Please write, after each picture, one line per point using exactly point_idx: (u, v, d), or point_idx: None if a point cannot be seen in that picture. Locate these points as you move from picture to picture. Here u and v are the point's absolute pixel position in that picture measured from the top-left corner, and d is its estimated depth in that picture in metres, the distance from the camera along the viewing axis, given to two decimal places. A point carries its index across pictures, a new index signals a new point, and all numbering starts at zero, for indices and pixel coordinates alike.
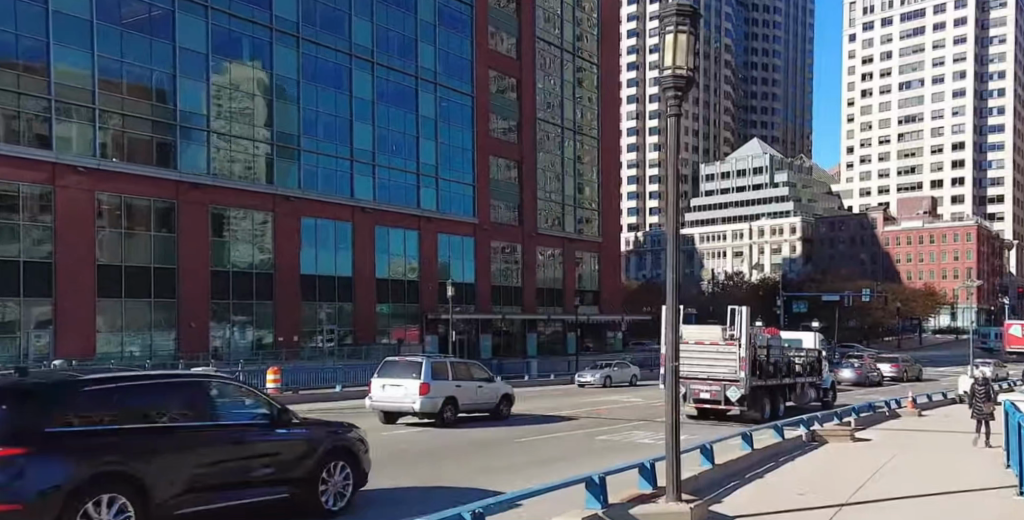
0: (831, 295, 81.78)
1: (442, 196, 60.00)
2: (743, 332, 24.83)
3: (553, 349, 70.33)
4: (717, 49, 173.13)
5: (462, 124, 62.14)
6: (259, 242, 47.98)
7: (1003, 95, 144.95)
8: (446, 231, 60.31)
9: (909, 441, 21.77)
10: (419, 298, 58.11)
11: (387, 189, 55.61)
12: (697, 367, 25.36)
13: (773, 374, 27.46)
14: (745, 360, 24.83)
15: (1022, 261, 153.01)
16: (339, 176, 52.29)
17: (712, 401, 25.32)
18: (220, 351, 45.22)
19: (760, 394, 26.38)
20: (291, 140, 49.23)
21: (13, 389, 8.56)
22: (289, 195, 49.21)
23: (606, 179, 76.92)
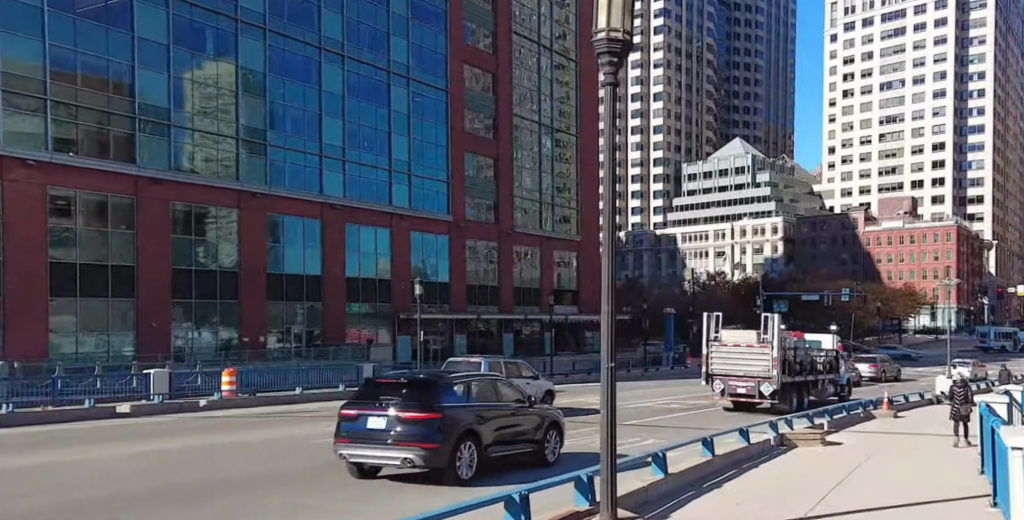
0: (813, 295, 81.43)
1: (438, 198, 56.90)
2: (774, 334, 27.09)
3: (531, 349, 64.73)
4: (699, 49, 173.56)
5: (446, 121, 57.81)
6: (272, 245, 46.06)
7: (984, 96, 146.69)
8: (451, 232, 58.00)
9: (887, 439, 20.68)
10: (451, 297, 57.97)
11: (381, 191, 52.38)
12: (734, 366, 27.56)
13: (804, 372, 29.30)
14: (778, 359, 26.97)
15: (1001, 261, 154.45)
16: (331, 176, 49.06)
17: (748, 396, 27.47)
18: (182, 352, 41.03)
19: (790, 391, 28.03)
20: (278, 138, 46.00)
21: (410, 383, 14.38)
22: (286, 196, 46.55)
23: (585, 176, 71.73)
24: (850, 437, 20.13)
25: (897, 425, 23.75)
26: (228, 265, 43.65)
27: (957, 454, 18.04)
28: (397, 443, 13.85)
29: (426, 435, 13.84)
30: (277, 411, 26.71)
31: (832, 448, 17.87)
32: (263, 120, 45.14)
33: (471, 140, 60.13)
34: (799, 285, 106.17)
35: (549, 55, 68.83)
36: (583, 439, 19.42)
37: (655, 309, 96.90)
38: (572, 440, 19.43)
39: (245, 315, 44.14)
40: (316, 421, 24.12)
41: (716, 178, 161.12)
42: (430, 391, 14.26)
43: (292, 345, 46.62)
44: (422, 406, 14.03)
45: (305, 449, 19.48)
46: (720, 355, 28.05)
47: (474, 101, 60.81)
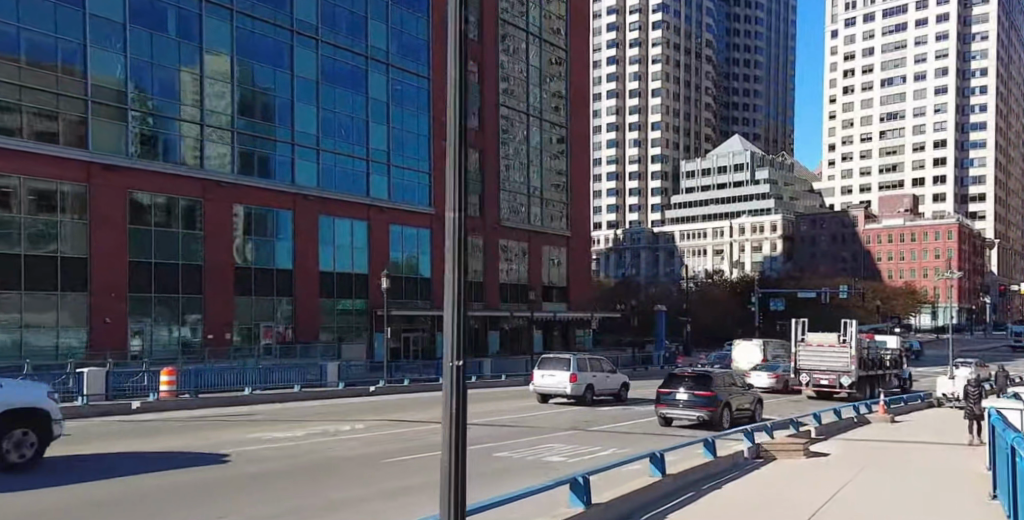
0: (809, 292, 79.05)
1: (419, 190, 54.71)
2: (852, 337, 33.23)
3: (517, 348, 62.64)
4: (698, 45, 170.80)
5: (429, 110, 55.62)
6: (242, 237, 43.90)
7: (986, 93, 144.56)
8: (433, 226, 55.77)
9: (887, 448, 18.38)
10: (433, 293, 55.65)
11: (359, 182, 50.28)
12: (819, 362, 33.74)
13: (874, 366, 35.35)
14: (856, 356, 33.10)
15: (1004, 261, 152.34)
16: (303, 164, 46.91)
17: (831, 386, 33.65)
18: (139, 351, 38.96)
19: (865, 383, 34.29)
20: (248, 124, 43.89)
21: (693, 374, 22.74)
22: (256, 187, 44.50)
23: (576, 174, 69.75)
24: (841, 449, 17.61)
25: (895, 432, 21.23)
26: (191, 257, 41.53)
27: (960, 470, 15.65)
28: (690, 407, 22.32)
29: (704, 402, 22.22)
30: (216, 414, 24.63)
31: (817, 466, 15.27)
32: (231, 104, 43.05)
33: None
34: (793, 283, 104.10)
35: (537, 43, 66.38)
36: (530, 449, 17.02)
37: (646, 308, 94.35)
38: (517, 450, 16.91)
39: (209, 310, 42.01)
40: (248, 425, 22.09)
41: (714, 175, 158.75)
42: (709, 378, 22.67)
43: (260, 342, 44.49)
44: (703, 387, 22.47)
45: (220, 457, 17.22)
46: (807, 352, 34.35)
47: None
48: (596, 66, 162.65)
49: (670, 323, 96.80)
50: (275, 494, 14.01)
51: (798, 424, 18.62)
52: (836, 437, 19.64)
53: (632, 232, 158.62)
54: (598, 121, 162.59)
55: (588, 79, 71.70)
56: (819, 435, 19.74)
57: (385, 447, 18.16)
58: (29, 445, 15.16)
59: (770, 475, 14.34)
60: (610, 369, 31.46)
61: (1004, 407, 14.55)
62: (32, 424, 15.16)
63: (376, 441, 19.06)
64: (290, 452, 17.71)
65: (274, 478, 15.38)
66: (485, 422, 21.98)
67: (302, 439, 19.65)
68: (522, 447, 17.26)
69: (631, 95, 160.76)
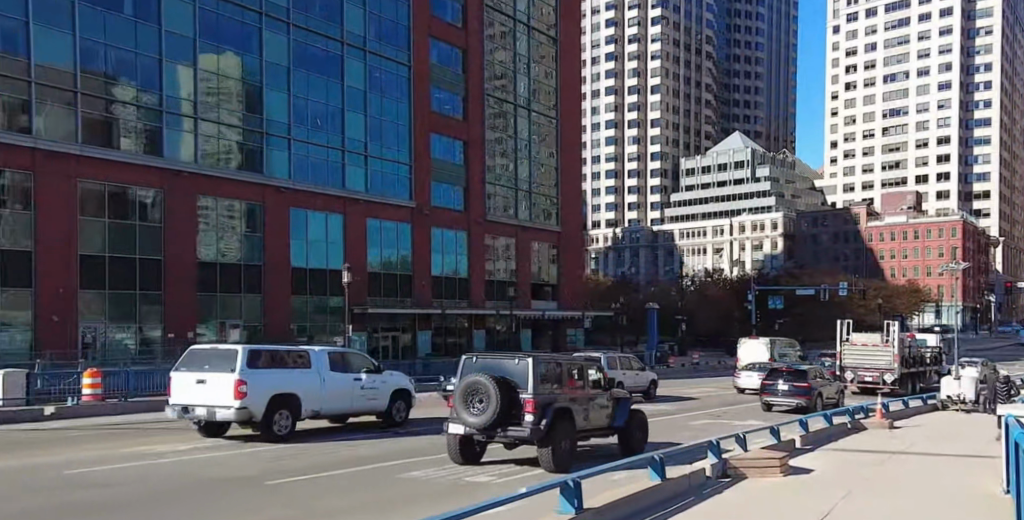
0: (807, 290, 76.05)
1: (399, 182, 52.43)
2: (896, 337, 35.60)
3: (505, 346, 60.44)
4: (698, 41, 169.16)
5: (410, 99, 53.27)
6: (205, 229, 41.56)
7: (990, 88, 141.72)
8: (414, 220, 53.41)
9: (884, 461, 16.05)
10: (415, 291, 53.28)
11: (333, 172, 47.96)
12: (863, 361, 36.19)
13: (915, 363, 37.65)
14: (897, 355, 35.44)
15: (1009, 259, 149.74)
16: (271, 153, 44.53)
17: (873, 382, 36.10)
18: (92, 350, 36.89)
19: (906, 379, 36.59)
20: (210, 110, 41.51)
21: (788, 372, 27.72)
22: (225, 180, 42.31)
23: (566, 166, 67.06)
24: (825, 465, 15.20)
25: (891, 442, 18.78)
26: (149, 249, 39.16)
27: (969, 490, 13.21)
28: (787, 396, 27.62)
29: (800, 392, 27.38)
30: (149, 421, 22.46)
31: (791, 489, 12.84)
32: (195, 90, 40.78)
33: (438, 121, 55.53)
34: (791, 280, 101.20)
35: (525, 32, 63.85)
36: (452, 471, 14.78)
37: (639, 306, 92.01)
38: (440, 470, 14.78)
39: (168, 306, 39.65)
40: (172, 432, 19.85)
41: (714, 173, 155.62)
42: (805, 372, 27.97)
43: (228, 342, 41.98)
44: (800, 380, 27.59)
45: (108, 461, 15.09)
46: (851, 351, 36.73)
47: (442, 80, 56.34)
48: (594, 63, 160.72)
49: (667, 322, 94.52)
50: (120, 511, 11.44)
51: (779, 433, 16.42)
52: (822, 448, 17.41)
53: (630, 231, 156.45)
54: (596, 118, 160.81)
55: (579, 72, 69.30)
56: (805, 445, 17.60)
57: (308, 457, 15.90)
58: (285, 420, 18.44)
59: (728, 502, 11.75)
60: (639, 367, 29.61)
61: (1018, 424, 12.05)
62: (285, 406, 18.47)
63: (303, 450, 16.82)
64: (195, 459, 15.53)
65: (135, 487, 13.03)
66: (425, 434, 19.84)
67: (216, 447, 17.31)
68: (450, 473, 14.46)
69: (629, 92, 158.36)
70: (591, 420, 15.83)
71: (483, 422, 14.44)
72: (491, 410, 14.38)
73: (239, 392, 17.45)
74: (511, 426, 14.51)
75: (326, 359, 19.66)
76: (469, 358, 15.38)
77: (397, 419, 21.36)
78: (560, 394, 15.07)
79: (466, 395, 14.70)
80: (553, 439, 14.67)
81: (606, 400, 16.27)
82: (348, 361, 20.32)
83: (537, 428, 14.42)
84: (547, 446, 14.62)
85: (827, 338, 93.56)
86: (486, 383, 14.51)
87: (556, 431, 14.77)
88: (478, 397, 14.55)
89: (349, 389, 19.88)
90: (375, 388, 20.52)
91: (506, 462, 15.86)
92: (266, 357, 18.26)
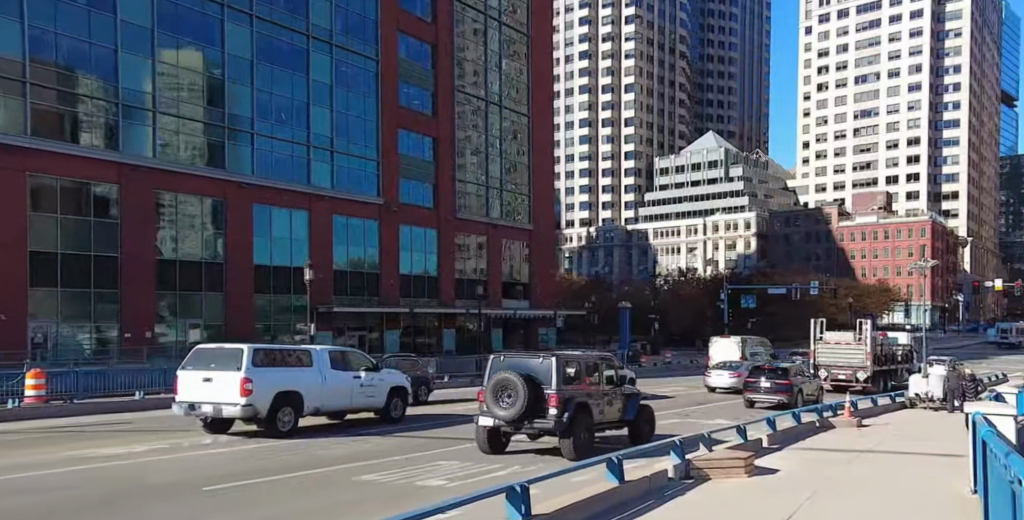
0: (778, 289, 76.15)
1: (366, 178, 52.00)
2: (868, 335, 35.74)
3: (474, 344, 60.22)
4: (672, 40, 169.65)
5: (378, 95, 52.83)
6: (163, 225, 40.94)
7: (960, 90, 143.20)
8: (381, 217, 52.99)
9: (849, 460, 15.95)
10: (381, 289, 52.82)
11: (298, 168, 47.44)
12: (837, 359, 36.23)
13: (888, 361, 37.83)
14: (870, 353, 35.57)
15: (977, 259, 151.60)
16: (234, 148, 43.92)
17: (847, 380, 36.25)
18: (43, 351, 36.33)
19: (879, 377, 36.76)
20: (169, 103, 40.85)
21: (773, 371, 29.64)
22: (184, 175, 41.68)
23: (537, 163, 66.74)
24: (790, 465, 14.99)
25: (859, 441, 18.77)
26: (104, 246, 38.56)
27: (933, 490, 13.12)
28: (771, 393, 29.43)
29: (784, 389, 29.29)
30: (109, 422, 22.09)
31: (753, 490, 12.65)
32: (153, 83, 40.09)
33: (407, 116, 55.13)
34: (764, 279, 101.59)
35: (496, 28, 63.51)
36: (405, 473, 14.44)
37: (612, 305, 92.13)
38: (392, 472, 14.46)
39: (124, 305, 39.07)
40: (127, 434, 19.46)
41: (688, 173, 156.08)
42: (785, 370, 29.85)
43: (188, 344, 41.65)
44: (783, 377, 29.51)
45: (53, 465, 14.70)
46: (825, 349, 36.77)
47: (411, 75, 55.95)
48: (568, 61, 160.59)
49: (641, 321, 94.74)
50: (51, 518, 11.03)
51: (746, 434, 16.31)
52: (788, 448, 17.30)
53: (604, 230, 156.71)
54: (570, 116, 160.76)
55: (550, 68, 69.01)
56: (772, 445, 17.49)
57: (261, 460, 15.56)
58: (289, 418, 18.79)
59: (685, 507, 11.49)
60: None
61: (987, 422, 11.97)
62: (289, 402, 18.82)
63: (258, 452, 16.49)
64: (144, 463, 15.14)
65: (74, 491, 12.64)
66: (384, 435, 19.40)
67: (169, 449, 16.94)
68: (403, 475, 14.16)
69: (602, 91, 158.74)
70: (605, 414, 16.71)
71: (511, 416, 15.31)
72: (519, 404, 15.24)
73: (245, 390, 17.84)
74: (537, 419, 15.40)
75: (328, 357, 20.08)
76: (495, 357, 16.23)
77: (394, 415, 21.86)
78: (580, 389, 15.98)
79: (495, 391, 15.56)
80: (575, 431, 15.64)
81: (618, 396, 17.16)
82: (348, 359, 20.75)
83: (560, 421, 15.35)
84: (569, 437, 15.53)
85: (798, 337, 94.10)
86: (514, 379, 15.38)
87: (577, 425, 15.66)
88: (507, 392, 15.41)
89: (349, 387, 20.33)
90: (374, 386, 20.98)
91: (485, 459, 15.87)
92: (272, 356, 18.67)
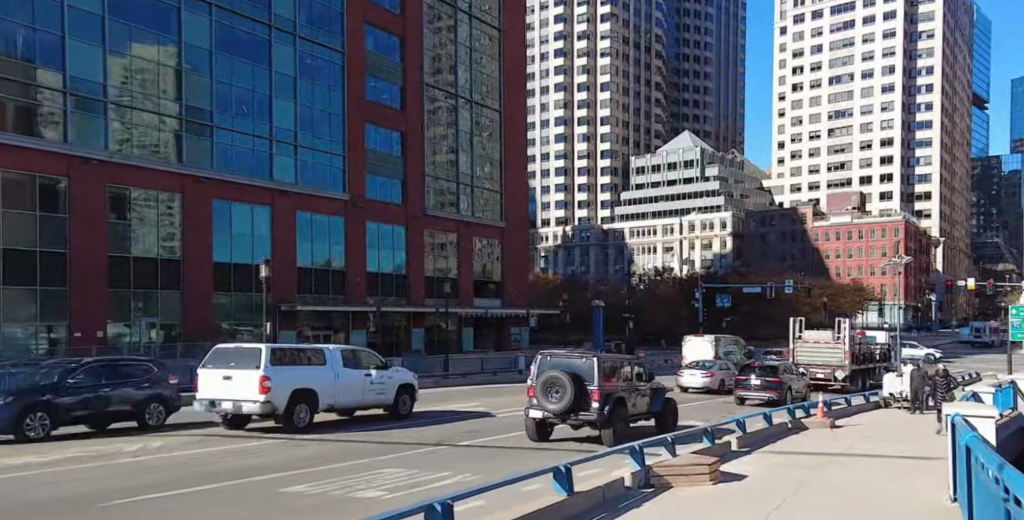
0: (756, 288, 76.31)
1: (332, 174, 51.58)
2: (846, 335, 36.14)
3: (445, 343, 59.90)
4: (648, 39, 170.50)
5: (343, 88, 52.37)
6: (116, 221, 40.46)
7: (932, 91, 144.92)
8: (347, 213, 52.51)
9: (812, 464, 16.20)
10: (347, 287, 52.38)
11: (261, 162, 46.88)
12: (815, 357, 36.65)
13: (866, 360, 38.25)
14: (848, 352, 36.02)
15: (949, 259, 153.45)
16: (194, 142, 43.37)
17: (825, 378, 36.65)
18: None
19: (857, 376, 37.20)
20: (121, 94, 40.18)
21: (766, 368, 29.92)
22: (140, 169, 41.18)
23: (510, 158, 66.46)
24: (753, 470, 15.37)
25: (826, 443, 19.07)
26: (52, 243, 38.02)
27: (888, 497, 13.41)
28: (760, 388, 29.63)
29: (774, 386, 29.52)
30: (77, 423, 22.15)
31: (713, 497, 12.95)
32: (103, 73, 39.44)
33: (373, 111, 54.69)
34: (740, 278, 102.27)
35: (467, 21, 63.15)
36: (351, 479, 14.51)
37: (593, 304, 92.17)
38: (342, 479, 14.52)
39: (74, 302, 38.51)
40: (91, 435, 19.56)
41: (664, 172, 157.03)
42: (776, 367, 30.02)
43: (145, 344, 41.21)
44: (772, 374, 29.76)
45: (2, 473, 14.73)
46: (804, 348, 37.14)
47: (379, 69, 55.56)
48: (543, 59, 160.68)
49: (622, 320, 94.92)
50: None
51: (712, 437, 16.63)
52: (757, 451, 17.57)
53: (580, 230, 157.15)
54: (546, 115, 160.85)
55: (524, 63, 68.60)
56: (741, 448, 17.78)
57: (215, 466, 15.59)
58: (305, 414, 20.61)
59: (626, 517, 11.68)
60: None
61: (971, 428, 12.53)
62: (304, 400, 20.59)
63: (218, 457, 16.55)
64: (94, 470, 15.20)
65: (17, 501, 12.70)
66: (349, 438, 19.35)
67: (127, 454, 17.03)
68: (351, 483, 14.27)
69: (579, 89, 159.19)
70: (636, 405, 19.47)
71: (560, 410, 18.07)
72: (566, 400, 17.98)
73: (263, 387, 19.59)
74: (581, 411, 18.18)
75: (340, 355, 21.75)
76: (541, 358, 19.00)
77: (403, 410, 23.62)
78: (615, 386, 18.68)
79: (545, 387, 18.25)
80: (611, 422, 18.37)
81: (644, 390, 19.85)
82: (359, 357, 22.43)
83: (600, 413, 18.12)
84: (608, 427, 18.30)
85: (774, 335, 94.91)
86: (562, 378, 18.05)
87: (614, 415, 18.47)
88: (555, 389, 18.11)
89: (361, 384, 22.03)
90: (384, 383, 22.68)
91: (445, 464, 15.99)
92: (289, 358, 20.39)
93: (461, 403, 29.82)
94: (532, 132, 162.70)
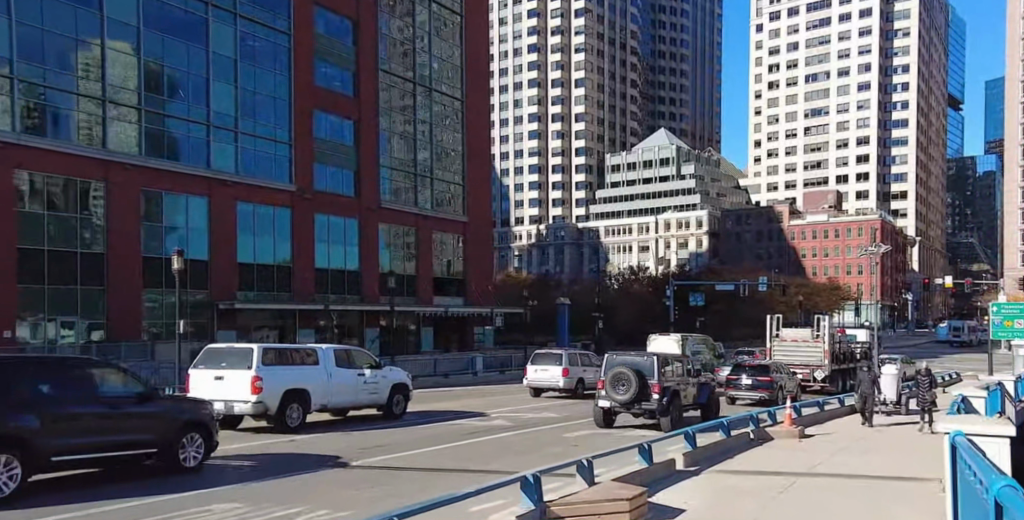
0: (729, 285, 74.18)
1: (278, 163, 48.77)
2: (826, 333, 34.13)
3: (401, 343, 57.33)
4: (623, 36, 168.40)
5: (290, 72, 49.50)
6: (28, 211, 37.33)
7: (908, 89, 143.60)
8: (294, 205, 49.63)
9: (773, 489, 13.59)
10: (294, 283, 49.58)
11: (196, 150, 43.90)
12: (794, 357, 34.56)
13: (846, 359, 36.18)
14: (828, 351, 34.00)
15: (925, 257, 152.82)
16: (120, 126, 40.39)
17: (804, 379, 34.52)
18: None
19: (837, 377, 35.18)
20: (31, 71, 37.03)
21: (760, 365, 27.85)
22: (58, 154, 38.07)
23: (472, 149, 64.12)
24: (709, 501, 12.63)
25: (796, 461, 16.62)
26: None
27: None
28: (750, 387, 27.54)
29: (766, 385, 27.41)
30: None
31: None
32: (9, 47, 36.27)
33: (323, 97, 51.88)
34: (717, 277, 100.75)
35: (426, 5, 60.51)
36: (195, 506, 11.49)
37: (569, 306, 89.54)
38: (188, 506, 11.60)
39: None
40: None
41: (640, 170, 155.26)
42: (768, 366, 27.85)
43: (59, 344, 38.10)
44: (762, 373, 27.66)
45: None
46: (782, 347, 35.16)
47: (330, 52, 52.74)
48: (515, 54, 158.50)
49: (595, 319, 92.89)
50: None
51: (649, 454, 13.88)
52: (707, 472, 15.08)
53: (554, 228, 155.05)
54: (519, 111, 158.65)
55: (489, 50, 66.11)
56: (688, 466, 15.32)
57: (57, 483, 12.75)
58: (296, 414, 18.96)
59: None
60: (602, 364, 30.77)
61: (966, 444, 9.72)
62: (297, 400, 18.98)
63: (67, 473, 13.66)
64: None
65: None
66: (259, 449, 16.65)
67: None
68: (170, 509, 11.38)
69: (553, 85, 157.24)
70: (688, 397, 20.91)
71: (623, 401, 19.47)
72: (631, 391, 19.39)
73: (256, 387, 17.94)
74: (643, 401, 19.54)
75: (332, 354, 20.20)
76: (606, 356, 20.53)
77: (396, 410, 22.09)
78: (671, 380, 20.10)
79: (612, 381, 19.69)
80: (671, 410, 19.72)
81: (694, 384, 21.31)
82: (352, 357, 20.86)
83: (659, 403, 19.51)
84: (668, 416, 19.64)
85: (745, 333, 93.06)
86: (626, 373, 19.46)
87: (671, 406, 19.79)
88: (620, 383, 19.53)
89: (354, 384, 20.49)
90: (377, 382, 21.15)
91: (337, 484, 13.20)
92: (282, 356, 18.80)
93: (413, 406, 26.99)
94: (506, 129, 160.85)
